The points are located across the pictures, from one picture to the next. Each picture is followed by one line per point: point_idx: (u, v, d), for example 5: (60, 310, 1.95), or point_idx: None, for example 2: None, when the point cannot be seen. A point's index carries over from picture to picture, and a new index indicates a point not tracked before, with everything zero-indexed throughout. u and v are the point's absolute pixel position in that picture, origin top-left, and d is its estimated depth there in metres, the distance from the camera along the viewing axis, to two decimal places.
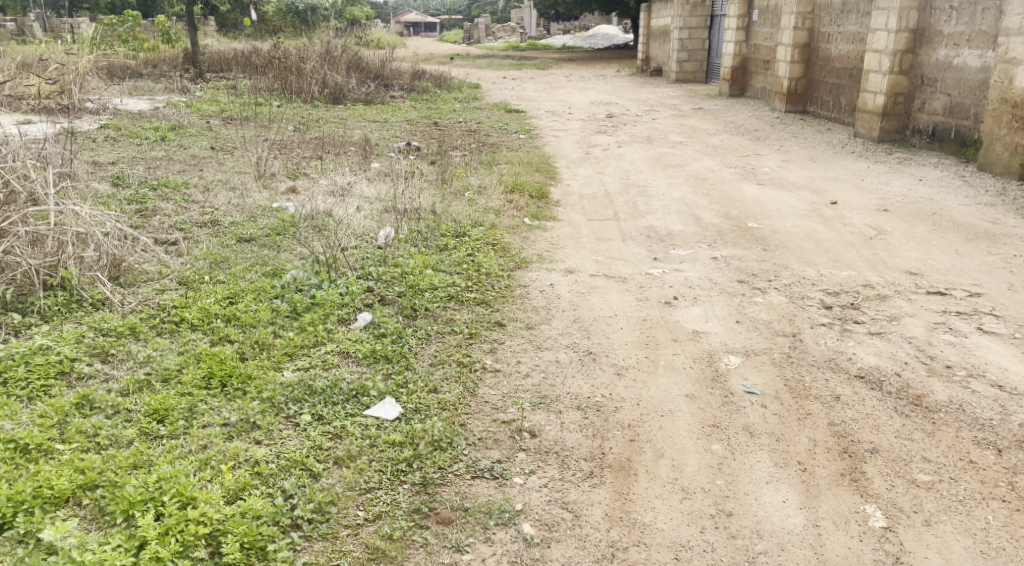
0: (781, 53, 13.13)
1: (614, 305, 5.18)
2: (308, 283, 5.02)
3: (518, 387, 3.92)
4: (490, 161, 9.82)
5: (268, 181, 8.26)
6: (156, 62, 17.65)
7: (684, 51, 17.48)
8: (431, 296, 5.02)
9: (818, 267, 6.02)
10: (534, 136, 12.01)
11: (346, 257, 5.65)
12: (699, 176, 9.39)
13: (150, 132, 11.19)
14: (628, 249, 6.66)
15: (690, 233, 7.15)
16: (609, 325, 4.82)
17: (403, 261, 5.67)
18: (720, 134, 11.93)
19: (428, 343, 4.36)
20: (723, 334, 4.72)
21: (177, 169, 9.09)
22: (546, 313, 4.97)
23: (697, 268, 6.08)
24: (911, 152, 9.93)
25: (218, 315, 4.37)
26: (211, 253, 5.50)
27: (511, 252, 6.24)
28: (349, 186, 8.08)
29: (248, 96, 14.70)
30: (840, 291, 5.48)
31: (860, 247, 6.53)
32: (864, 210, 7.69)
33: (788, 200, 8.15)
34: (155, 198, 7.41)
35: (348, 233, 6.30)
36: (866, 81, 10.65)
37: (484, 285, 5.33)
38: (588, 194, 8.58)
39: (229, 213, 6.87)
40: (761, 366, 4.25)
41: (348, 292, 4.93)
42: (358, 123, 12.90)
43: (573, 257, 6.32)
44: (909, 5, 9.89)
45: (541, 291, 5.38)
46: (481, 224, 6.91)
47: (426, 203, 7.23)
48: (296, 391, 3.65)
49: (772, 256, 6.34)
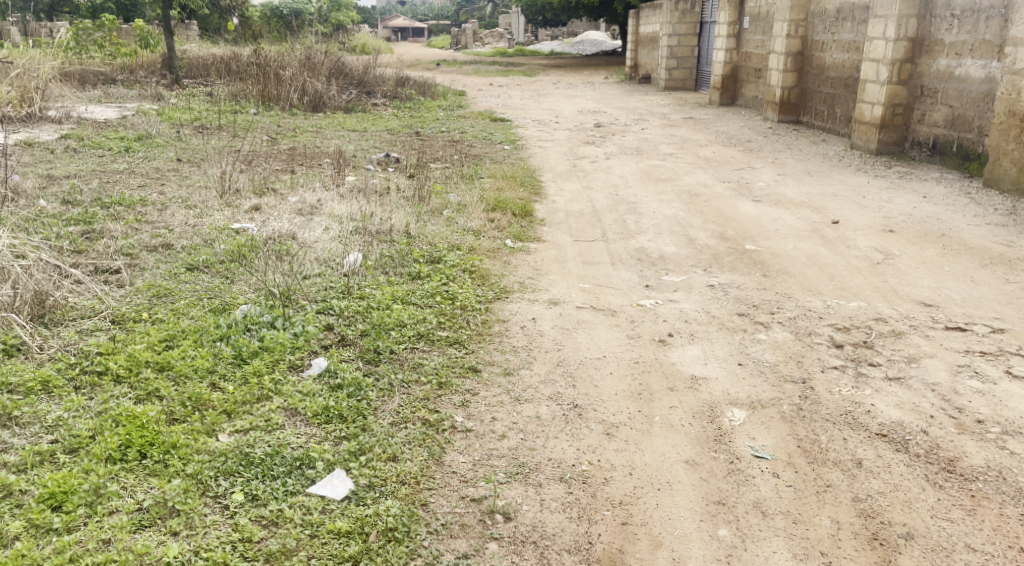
0: (773, 62, 12.65)
1: (602, 345, 4.65)
2: (259, 321, 4.49)
3: (491, 453, 3.42)
4: (471, 174, 9.29)
5: (231, 199, 7.71)
6: (132, 67, 17.07)
7: (673, 59, 17.01)
8: (398, 335, 4.49)
9: (824, 298, 5.52)
10: (519, 147, 11.50)
11: (306, 288, 5.14)
12: (691, 191, 8.90)
13: (115, 142, 10.63)
14: (617, 274, 6.14)
15: (684, 256, 6.64)
16: (597, 369, 4.29)
17: (369, 292, 5.13)
18: (712, 145, 11.45)
19: (391, 396, 3.83)
20: (724, 380, 4.21)
21: (138, 184, 8.52)
22: (527, 355, 4.44)
23: (693, 299, 5.56)
24: (912, 166, 9.46)
25: (148, 365, 3.88)
26: (153, 285, 5.01)
27: (490, 279, 5.71)
28: (320, 204, 7.54)
29: (224, 103, 14.14)
30: (850, 327, 4.96)
31: (868, 274, 6.03)
32: (868, 231, 7.20)
33: (786, 219, 7.67)
34: (105, 218, 6.85)
35: (310, 260, 5.76)
36: (864, 92, 10.17)
37: (459, 321, 4.79)
38: (575, 211, 8.07)
39: (183, 235, 6.32)
40: (770, 423, 3.72)
41: (302, 333, 4.39)
42: (336, 132, 12.35)
43: (558, 285, 5.80)
44: (908, 13, 9.43)
45: (521, 327, 4.85)
46: (458, 247, 6.37)
47: (400, 223, 6.68)
48: (227, 463, 3.20)
49: (774, 285, 5.83)
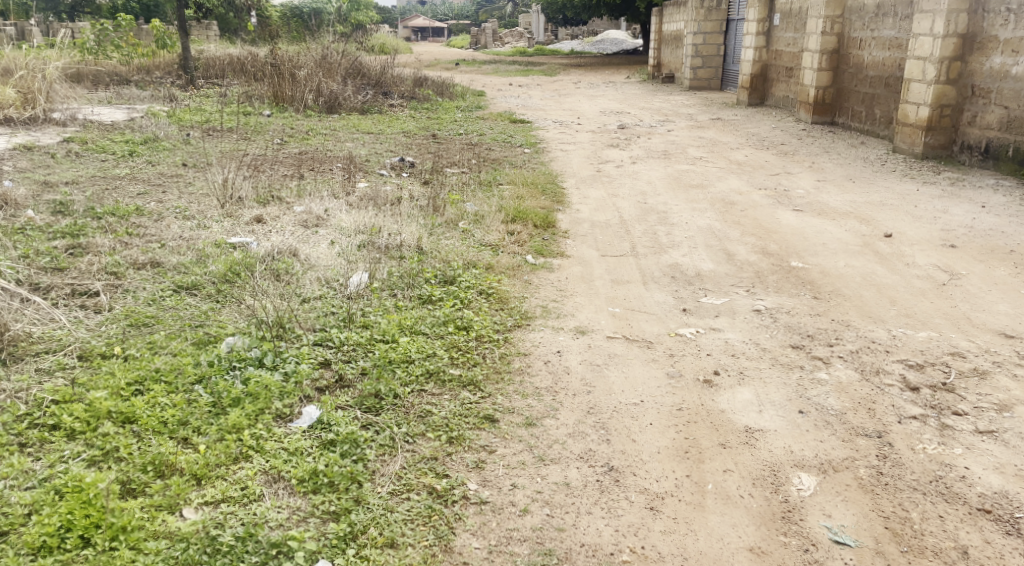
0: (806, 60, 11.95)
1: (638, 386, 4.03)
2: (246, 357, 3.86)
3: (511, 535, 2.92)
4: (490, 181, 8.71)
5: (232, 209, 7.14)
6: (150, 68, 16.58)
7: (699, 57, 16.35)
8: (403, 375, 3.88)
9: (887, 327, 4.90)
10: (541, 150, 10.89)
11: (303, 315, 4.52)
12: (726, 200, 8.24)
13: (119, 146, 10.09)
14: (650, 296, 5.52)
15: (723, 274, 6.01)
16: (634, 419, 3.66)
17: (374, 322, 4.51)
18: (744, 148, 10.78)
19: (392, 454, 3.23)
20: (784, 433, 3.58)
21: (137, 191, 7.96)
22: (552, 400, 3.82)
23: (737, 327, 4.93)
24: (963, 171, 8.77)
25: (110, 416, 3.24)
26: (131, 312, 4.38)
27: (509, 303, 5.11)
28: (327, 215, 6.96)
29: (237, 105, 13.63)
30: (923, 364, 4.34)
31: (934, 298, 5.40)
32: (926, 246, 6.55)
33: (834, 231, 7.01)
34: (95, 230, 6.28)
35: (309, 281, 5.17)
36: (908, 91, 9.46)
37: (473, 356, 4.17)
38: (601, 221, 7.47)
39: (175, 250, 5.72)
40: (847, 496, 3.16)
41: (293, 373, 3.75)
42: (351, 135, 11.80)
43: (585, 308, 5.20)
44: (959, 8, 8.74)
45: (544, 362, 4.24)
46: (474, 265, 5.78)
47: (411, 237, 6.10)
48: (188, 552, 2.68)
49: (827, 310, 5.19)
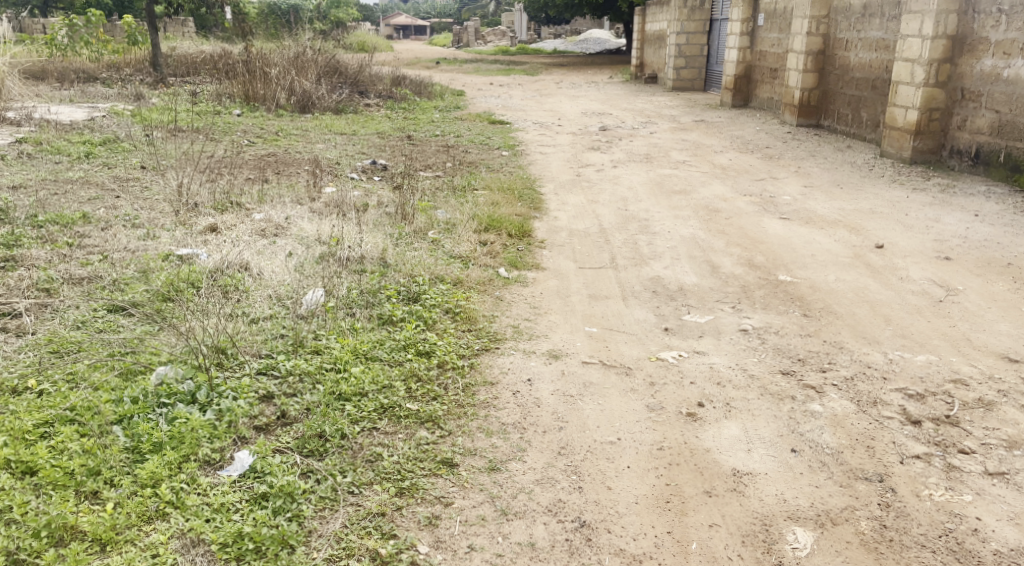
0: (791, 61, 11.63)
1: (613, 420, 3.67)
2: (177, 392, 3.51)
3: None
4: (465, 185, 8.32)
5: (187, 216, 6.72)
6: (119, 65, 16.00)
7: (681, 58, 16.03)
8: (354, 411, 3.53)
9: (883, 350, 4.54)
10: (519, 153, 10.52)
11: (247, 338, 4.17)
12: (710, 207, 7.90)
13: (76, 147, 9.63)
14: (630, 313, 5.16)
15: (707, 288, 5.65)
16: (610, 461, 3.32)
17: (327, 346, 4.13)
18: (727, 151, 10.45)
19: (333, 509, 2.98)
20: (776, 477, 3.25)
21: (89, 196, 7.52)
22: (519, 438, 3.46)
23: (722, 350, 4.56)
24: (953, 177, 8.46)
25: (9, 467, 2.98)
26: (53, 337, 4.04)
27: (478, 323, 4.74)
28: (287, 224, 6.57)
29: (207, 104, 13.17)
30: (924, 393, 3.98)
31: (930, 317, 5.06)
32: (919, 258, 6.23)
33: (821, 241, 6.69)
34: (34, 240, 5.86)
35: (258, 298, 4.78)
36: (895, 94, 9.16)
37: (433, 388, 3.80)
38: (579, 230, 7.11)
39: (118, 263, 5.32)
40: (848, 558, 2.89)
41: (228, 411, 3.41)
42: (323, 136, 11.39)
43: (559, 328, 4.83)
44: (948, 8, 8.43)
45: (513, 394, 3.86)
46: (442, 280, 5.40)
47: (374, 248, 5.70)
48: None
49: (818, 330, 4.85)
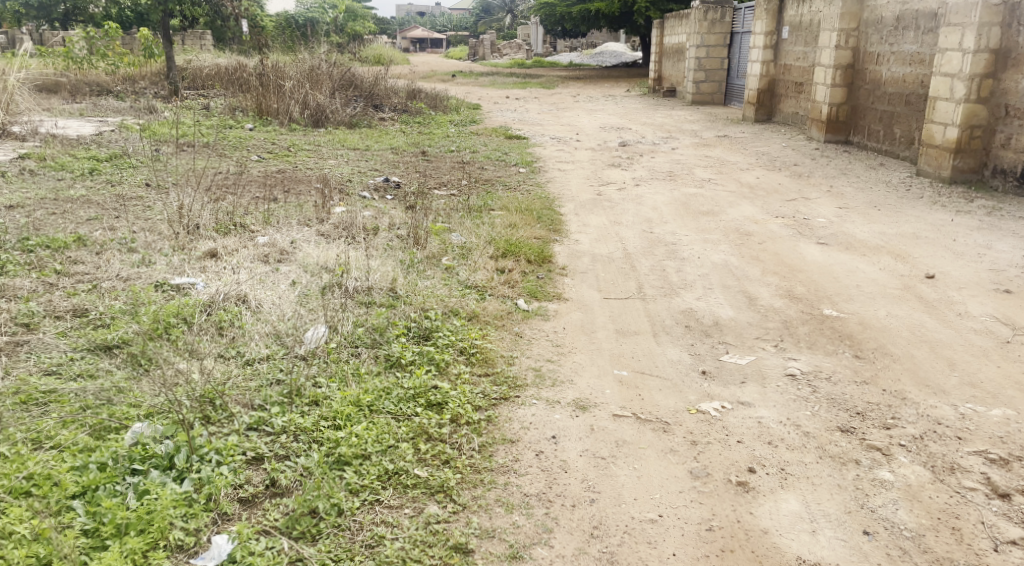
0: (819, 75, 11.10)
1: (654, 490, 3.23)
2: (152, 455, 3.07)
3: None
4: (480, 205, 7.85)
5: (186, 240, 6.27)
6: (134, 77, 15.66)
7: (701, 71, 15.54)
8: (354, 479, 3.10)
9: (951, 402, 4.00)
10: (536, 169, 10.05)
11: (237, 386, 3.69)
12: (741, 229, 7.40)
13: (80, 163, 9.23)
14: (662, 353, 4.65)
15: (746, 323, 5.12)
16: (654, 547, 2.96)
17: (326, 395, 3.66)
18: (755, 169, 9.94)
19: None
20: None
21: (86, 217, 7.09)
22: (544, 516, 3.06)
23: (768, 401, 4.03)
24: (999, 199, 7.91)
25: None
26: (20, 384, 3.60)
27: (495, 366, 4.25)
28: (292, 248, 6.11)
29: (218, 117, 12.78)
30: (1008, 458, 3.45)
31: (999, 362, 4.51)
32: (976, 290, 5.71)
33: (865, 270, 6.16)
34: (20, 267, 5.42)
35: (253, 336, 4.31)
36: (933, 110, 8.62)
37: (445, 449, 3.34)
38: (602, 255, 6.61)
39: (107, 293, 4.88)
40: None
41: (208, 482, 2.98)
42: (334, 151, 10.96)
43: (584, 372, 4.32)
44: (991, 20, 7.90)
45: (536, 455, 3.39)
46: (454, 315, 4.91)
47: (383, 278, 5.21)
48: None
49: (875, 377, 4.31)
